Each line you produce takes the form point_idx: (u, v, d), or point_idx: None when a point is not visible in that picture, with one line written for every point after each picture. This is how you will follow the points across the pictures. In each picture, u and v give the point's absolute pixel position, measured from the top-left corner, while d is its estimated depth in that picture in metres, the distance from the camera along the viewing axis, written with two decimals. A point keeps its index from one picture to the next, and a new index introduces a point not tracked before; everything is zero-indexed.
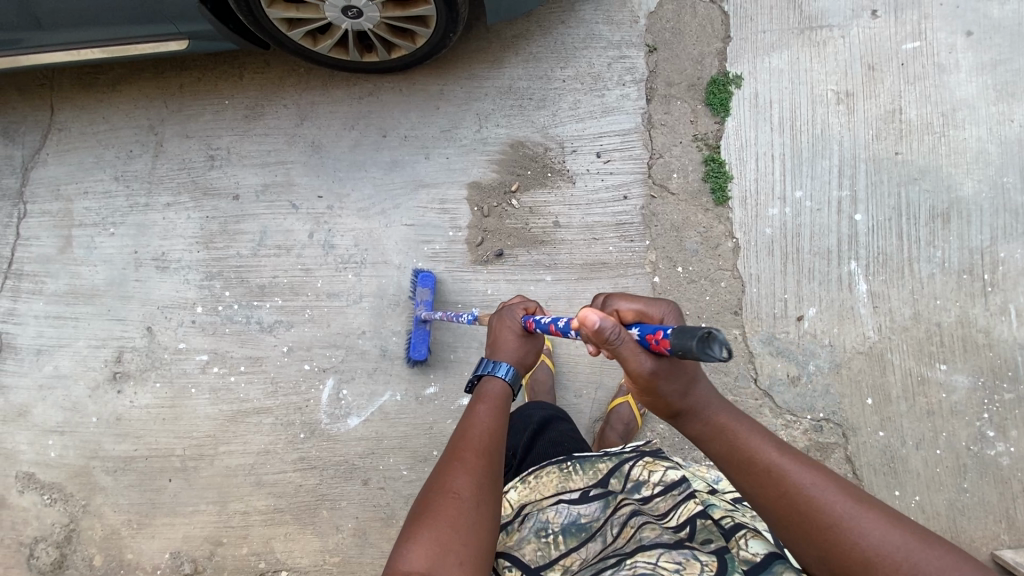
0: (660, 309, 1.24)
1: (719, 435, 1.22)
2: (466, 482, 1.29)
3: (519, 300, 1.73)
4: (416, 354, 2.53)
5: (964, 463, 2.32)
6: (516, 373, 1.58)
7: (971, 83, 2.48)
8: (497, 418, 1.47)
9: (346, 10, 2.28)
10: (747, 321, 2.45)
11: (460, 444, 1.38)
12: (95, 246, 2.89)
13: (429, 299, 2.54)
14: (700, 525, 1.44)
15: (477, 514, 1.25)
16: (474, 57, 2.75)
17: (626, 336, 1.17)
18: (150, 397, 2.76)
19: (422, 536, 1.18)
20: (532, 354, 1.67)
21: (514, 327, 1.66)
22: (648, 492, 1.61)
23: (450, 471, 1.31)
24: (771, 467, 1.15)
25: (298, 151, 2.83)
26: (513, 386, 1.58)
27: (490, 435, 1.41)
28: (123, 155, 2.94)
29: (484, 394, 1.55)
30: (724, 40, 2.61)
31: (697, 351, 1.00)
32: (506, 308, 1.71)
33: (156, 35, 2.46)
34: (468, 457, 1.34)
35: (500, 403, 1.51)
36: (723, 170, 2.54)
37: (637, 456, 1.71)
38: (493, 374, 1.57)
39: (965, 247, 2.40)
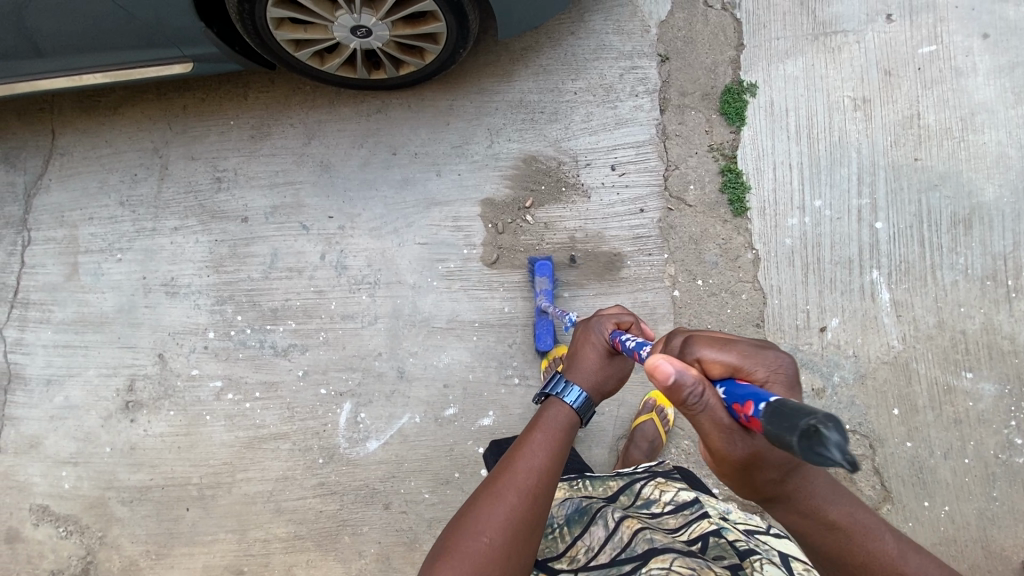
0: (763, 368, 1.11)
1: (832, 531, 1.18)
2: (501, 526, 1.24)
3: (615, 311, 1.60)
4: (542, 344, 2.49)
5: (993, 471, 2.31)
6: (585, 400, 1.46)
7: (989, 86, 2.46)
8: (550, 456, 1.36)
9: (355, 30, 2.22)
10: (770, 333, 2.42)
11: (503, 480, 1.31)
12: (102, 272, 2.83)
13: (549, 288, 2.48)
14: (712, 541, 1.53)
15: (505, 564, 1.21)
16: (483, 71, 2.71)
17: (709, 402, 1.07)
18: (164, 425, 2.71)
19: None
20: (614, 379, 1.55)
21: (599, 344, 1.54)
22: (658, 508, 1.74)
23: (487, 509, 1.26)
24: (893, 570, 1.15)
25: (307, 170, 2.79)
26: (582, 415, 1.46)
27: (538, 476, 1.32)
28: (127, 179, 2.88)
29: (544, 421, 1.45)
30: (737, 48, 2.58)
31: (800, 449, 0.80)
32: (595, 319, 1.59)
33: (160, 59, 2.39)
34: (509, 498, 1.27)
35: (558, 437, 1.40)
36: (741, 181, 2.51)
37: (650, 477, 1.88)
38: (562, 398, 1.45)
39: (988, 253, 2.39)
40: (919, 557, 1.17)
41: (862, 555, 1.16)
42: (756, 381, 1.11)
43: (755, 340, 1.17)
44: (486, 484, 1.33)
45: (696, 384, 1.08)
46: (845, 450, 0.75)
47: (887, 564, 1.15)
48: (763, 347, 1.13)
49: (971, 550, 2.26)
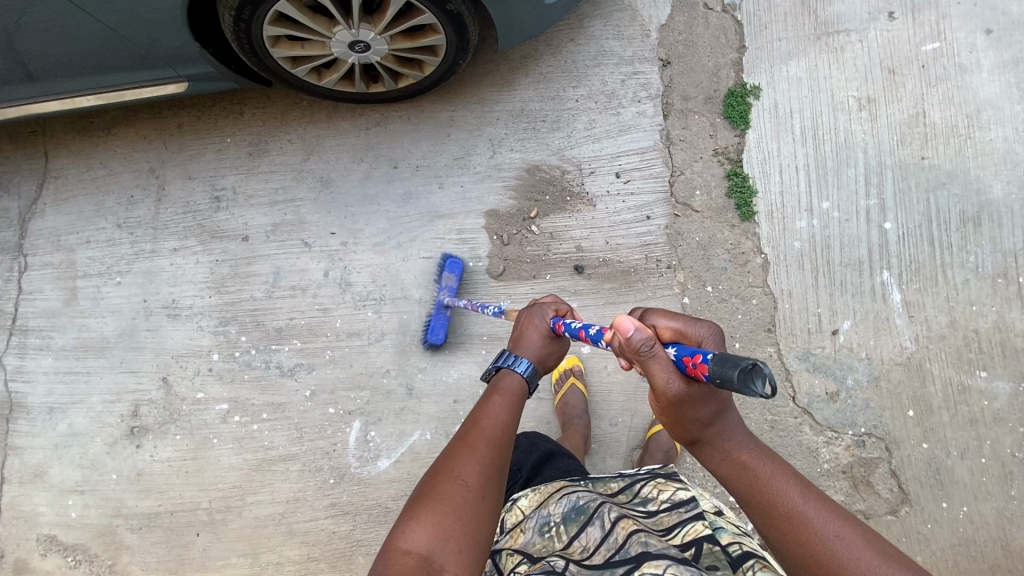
0: (700, 331, 1.21)
1: (743, 472, 1.22)
2: (475, 469, 1.24)
3: (552, 300, 1.65)
4: (433, 337, 2.51)
5: (1010, 470, 2.29)
6: (534, 370, 1.48)
7: (994, 82, 2.47)
8: (514, 412, 1.39)
9: (353, 45, 2.18)
10: (782, 338, 2.40)
11: (473, 430, 1.32)
12: (102, 296, 2.79)
13: (454, 285, 2.53)
14: (706, 547, 1.37)
15: (482, 510, 1.21)
16: (484, 80, 2.69)
17: (657, 354, 1.17)
18: (171, 450, 2.67)
19: (423, 520, 1.16)
20: (554, 359, 1.59)
21: (542, 326, 1.57)
22: (654, 507, 1.57)
23: (459, 455, 1.26)
24: (794, 513, 1.14)
25: (308, 186, 2.75)
26: (531, 383, 1.48)
27: (504, 429, 1.33)
28: (124, 200, 2.83)
29: (500, 386, 1.45)
30: (739, 50, 2.56)
31: (737, 382, 0.97)
32: (536, 305, 1.63)
33: (155, 79, 2.33)
34: (481, 446, 1.28)
35: (517, 397, 1.43)
36: (747, 185, 2.49)
37: (651, 477, 1.70)
38: (512, 367, 1.47)
39: (998, 250, 2.38)
40: (824, 509, 1.14)
41: (767, 497, 1.18)
42: (698, 341, 1.21)
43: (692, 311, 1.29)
44: (455, 438, 1.32)
45: (646, 338, 1.18)
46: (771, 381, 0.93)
47: (789, 507, 1.15)
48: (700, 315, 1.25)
49: (991, 550, 2.24)
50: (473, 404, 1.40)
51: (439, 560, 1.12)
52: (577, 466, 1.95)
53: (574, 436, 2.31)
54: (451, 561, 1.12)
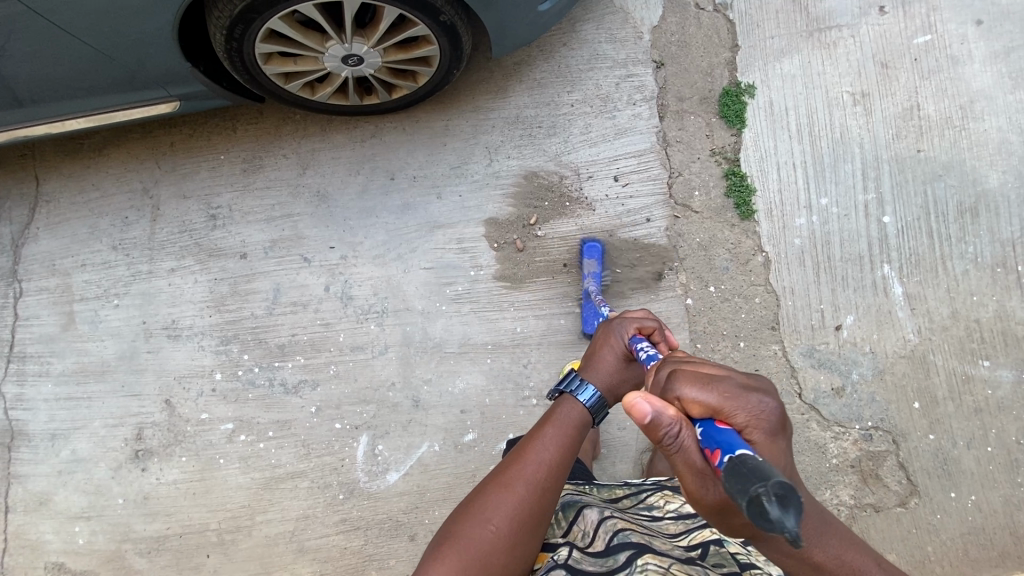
0: (739, 414, 1.08)
1: (816, 571, 1.09)
2: (507, 515, 1.29)
3: (638, 317, 1.62)
4: (589, 329, 2.45)
5: (1016, 458, 2.31)
6: (598, 401, 1.51)
7: (986, 72, 2.49)
8: (558, 453, 1.40)
9: (346, 59, 2.16)
10: (786, 335, 2.41)
11: (512, 471, 1.36)
12: (100, 319, 2.76)
13: (598, 271, 2.43)
14: (713, 549, 1.35)
15: (508, 551, 1.27)
16: (478, 88, 2.68)
17: (682, 443, 1.07)
18: (177, 472, 2.64)
19: (448, 561, 1.23)
20: (630, 383, 1.59)
21: (617, 348, 1.58)
22: (659, 513, 1.56)
23: (494, 497, 1.32)
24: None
25: (304, 201, 2.73)
26: (594, 414, 1.50)
27: (547, 471, 1.36)
28: (118, 222, 2.80)
29: (556, 417, 1.49)
30: (732, 49, 2.57)
31: (748, 512, 0.85)
32: (617, 322, 1.62)
33: (146, 100, 2.29)
34: (517, 490, 1.32)
35: (569, 435, 1.45)
36: (746, 184, 2.49)
37: (657, 488, 1.69)
38: (574, 395, 1.51)
39: (996, 239, 2.40)
40: None
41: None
42: (735, 424, 1.08)
43: (739, 380, 1.13)
44: (494, 475, 1.38)
45: (670, 426, 1.07)
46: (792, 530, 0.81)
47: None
48: (746, 391, 1.10)
49: (1000, 538, 2.27)
50: (524, 436, 1.46)
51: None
52: (588, 472, 1.96)
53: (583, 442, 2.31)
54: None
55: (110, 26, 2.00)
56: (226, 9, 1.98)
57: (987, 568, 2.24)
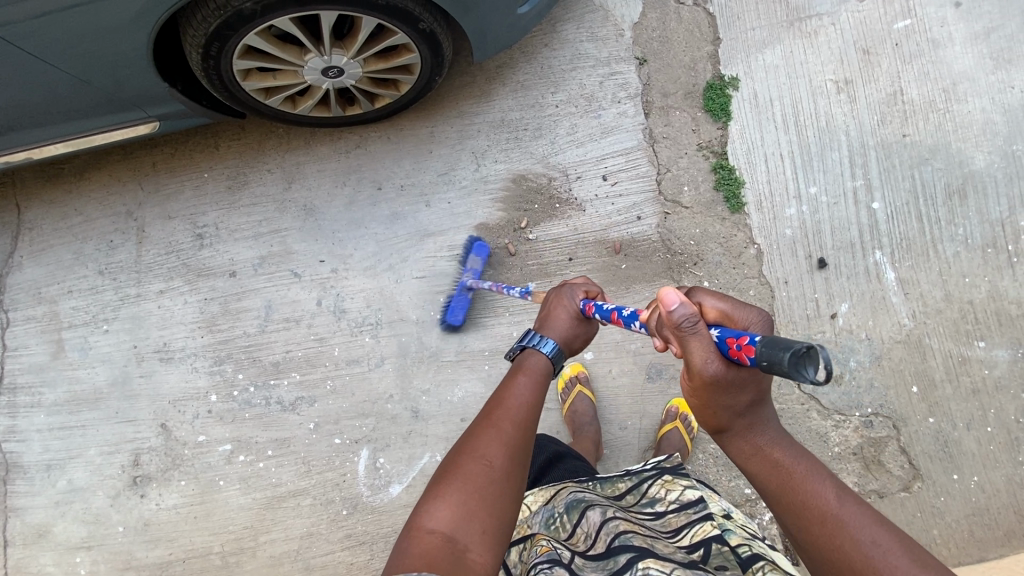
0: (747, 315, 1.21)
1: (775, 470, 1.22)
2: (499, 450, 1.24)
3: (582, 282, 1.68)
4: (452, 318, 2.52)
5: (1015, 436, 2.32)
6: (560, 351, 1.51)
7: (967, 54, 2.51)
8: (537, 392, 1.39)
9: (326, 71, 2.14)
10: (781, 326, 2.40)
11: (496, 412, 1.32)
12: (90, 346, 2.71)
13: (479, 268, 2.52)
14: (715, 548, 1.33)
15: (507, 485, 1.21)
16: (461, 93, 2.66)
17: (700, 329, 1.16)
18: (177, 496, 2.60)
19: (447, 499, 1.16)
20: (579, 339, 1.61)
21: (570, 307, 1.60)
22: (662, 507, 1.51)
23: (482, 436, 1.27)
24: (826, 512, 1.13)
25: (292, 216, 2.70)
26: (556, 365, 1.50)
27: (530, 408, 1.34)
28: (103, 246, 2.76)
29: (526, 367, 1.47)
30: (714, 43, 2.57)
31: (790, 363, 0.96)
32: (566, 287, 1.66)
33: (124, 122, 2.24)
34: (504, 427, 1.29)
35: (542, 378, 1.44)
36: (734, 177, 2.49)
37: (658, 474, 1.62)
38: (538, 347, 1.49)
39: (985, 220, 2.41)
40: (863, 514, 1.11)
41: (798, 495, 1.17)
42: (744, 326, 1.21)
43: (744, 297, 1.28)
44: (480, 417, 1.33)
45: (692, 311, 1.16)
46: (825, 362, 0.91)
47: (820, 506, 1.14)
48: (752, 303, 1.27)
49: (1004, 516, 2.28)
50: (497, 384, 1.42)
51: (462, 539, 1.11)
52: (591, 469, 1.93)
53: (585, 442, 2.29)
54: (475, 542, 1.12)
55: (83, 49, 1.94)
56: (201, 27, 1.94)
57: (993, 548, 2.25)
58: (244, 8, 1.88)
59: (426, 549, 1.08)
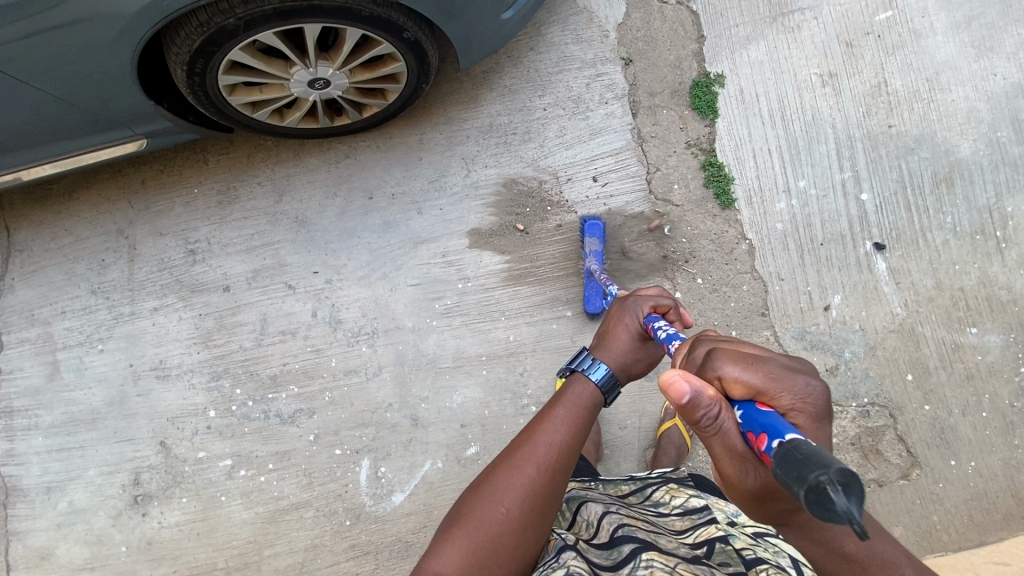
0: (783, 394, 1.06)
1: (848, 564, 1.12)
2: (516, 498, 1.25)
3: (653, 294, 1.58)
4: (592, 307, 2.47)
5: (1011, 421, 2.34)
6: (610, 378, 1.44)
7: (949, 43, 2.53)
8: (569, 435, 1.34)
9: (313, 83, 2.13)
10: (776, 320, 2.42)
11: (524, 451, 1.31)
12: (85, 366, 2.70)
13: (599, 249, 2.42)
14: (719, 547, 1.32)
15: (519, 535, 1.24)
16: (449, 100, 2.67)
17: (721, 424, 1.06)
18: (179, 514, 2.59)
19: (456, 545, 1.21)
20: (641, 364, 1.55)
21: (632, 327, 1.54)
22: (665, 510, 1.52)
23: (502, 479, 1.28)
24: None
25: (284, 228, 2.69)
26: (605, 394, 1.44)
27: (558, 453, 1.31)
28: (95, 265, 2.75)
29: (567, 396, 1.42)
30: (699, 41, 2.58)
31: (807, 502, 0.83)
32: (632, 300, 1.58)
33: (112, 140, 2.22)
34: (527, 470, 1.28)
35: (579, 416, 1.38)
36: (724, 173, 2.50)
37: (664, 482, 1.64)
38: (585, 374, 1.43)
39: (973, 207, 2.43)
40: None
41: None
42: (778, 408, 1.05)
43: (781, 360, 1.10)
44: (504, 454, 1.33)
45: (710, 406, 1.05)
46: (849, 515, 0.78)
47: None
48: (792, 372, 1.07)
49: (1002, 500, 2.30)
50: (534, 415, 1.39)
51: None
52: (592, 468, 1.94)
53: (586, 443, 2.30)
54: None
55: (68, 69, 1.92)
56: (185, 44, 1.93)
57: (993, 532, 2.27)
58: (227, 24, 1.88)
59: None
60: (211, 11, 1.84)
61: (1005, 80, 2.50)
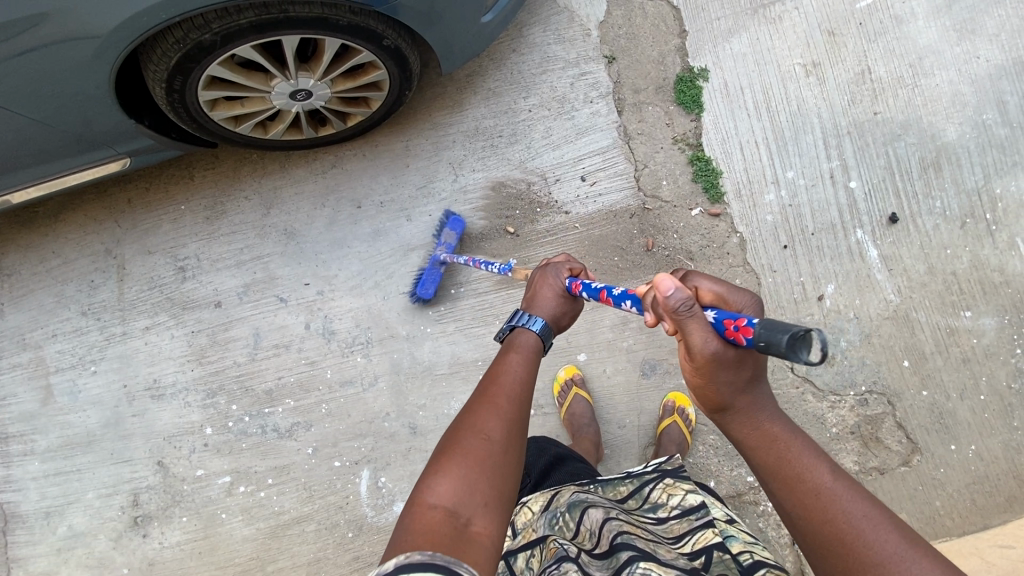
0: (741, 299, 1.20)
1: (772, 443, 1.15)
2: (497, 425, 1.19)
3: (565, 260, 1.67)
4: (423, 291, 2.50)
5: (1009, 402, 2.34)
6: (546, 327, 1.49)
7: (930, 28, 2.53)
8: (529, 371, 1.36)
9: (295, 94, 2.12)
10: (770, 312, 2.41)
11: (492, 389, 1.28)
12: (79, 389, 2.68)
13: (454, 242, 2.52)
14: (716, 556, 1.32)
15: (506, 459, 1.15)
16: (434, 105, 2.65)
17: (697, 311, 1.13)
18: (180, 533, 2.57)
19: (451, 474, 1.09)
20: (567, 318, 1.60)
21: (557, 285, 1.59)
22: (664, 513, 1.51)
23: (479, 411, 1.22)
24: (820, 488, 1.08)
25: (273, 241, 2.68)
26: (544, 341, 1.48)
27: (523, 385, 1.31)
28: (85, 287, 2.72)
29: (516, 344, 1.44)
30: (681, 36, 2.58)
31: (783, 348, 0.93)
32: (551, 265, 1.65)
33: (94, 161, 2.19)
34: (500, 401, 1.24)
35: (533, 358, 1.41)
36: (711, 167, 2.49)
37: (659, 477, 1.62)
38: (526, 326, 1.48)
39: (962, 191, 2.43)
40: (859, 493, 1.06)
41: (794, 469, 1.11)
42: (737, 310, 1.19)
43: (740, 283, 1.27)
44: (475, 394, 1.29)
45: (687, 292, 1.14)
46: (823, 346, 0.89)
47: (818, 483, 1.08)
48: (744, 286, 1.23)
49: (1004, 483, 2.30)
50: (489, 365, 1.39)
51: (464, 513, 1.04)
52: (591, 470, 1.92)
53: (585, 444, 2.28)
54: (478, 514, 1.05)
55: (48, 91, 1.89)
56: (162, 62, 1.90)
57: (996, 515, 2.27)
58: (204, 39, 1.86)
59: (429, 524, 1.01)
60: (187, 27, 1.82)
61: (988, 62, 2.50)
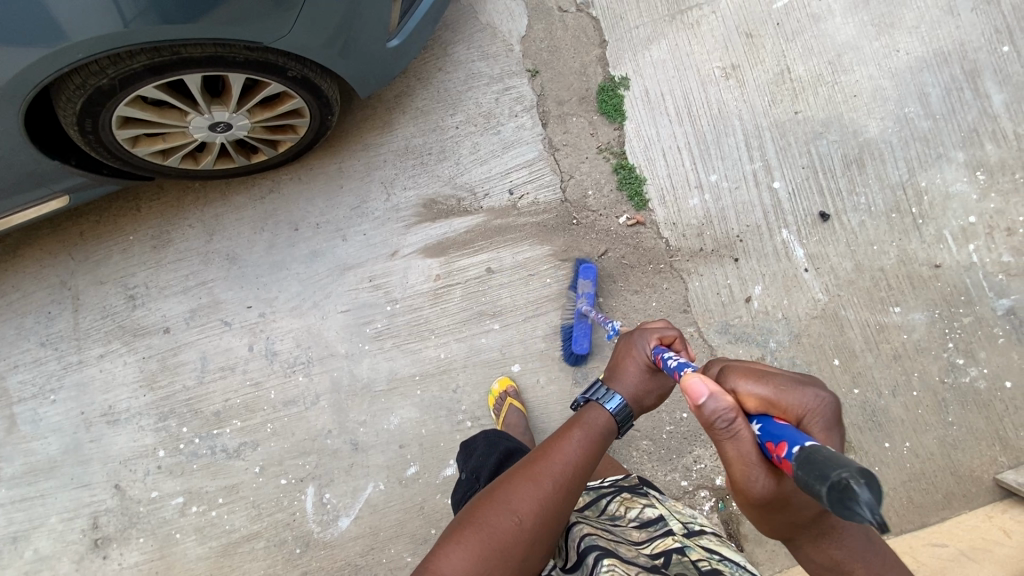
0: (794, 405, 1.14)
1: None
2: (533, 508, 1.30)
3: (658, 328, 1.58)
4: (579, 348, 2.46)
5: (942, 398, 2.31)
6: (624, 409, 1.48)
7: (848, 25, 2.54)
8: (586, 455, 1.40)
9: (214, 126, 2.19)
10: (698, 316, 2.41)
11: (539, 466, 1.36)
12: (40, 417, 2.75)
13: (591, 291, 2.41)
14: (675, 558, 1.37)
15: (529, 546, 1.27)
16: (365, 127, 2.71)
17: (738, 431, 1.12)
18: (138, 554, 2.64)
19: (467, 547, 1.24)
20: (652, 395, 1.56)
21: (641, 360, 1.54)
22: (621, 523, 1.55)
23: (521, 488, 1.32)
24: None
25: (216, 267, 2.76)
26: (619, 424, 1.47)
27: (575, 470, 1.37)
28: (43, 318, 2.80)
29: (582, 420, 1.47)
30: (601, 46, 2.61)
31: (830, 500, 0.87)
32: (638, 334, 1.58)
33: (31, 201, 2.24)
34: (544, 485, 1.33)
35: (594, 439, 1.43)
36: (635, 175, 2.51)
37: (617, 491, 1.68)
38: (602, 403, 1.48)
39: (886, 186, 2.42)
40: None
41: None
42: (792, 418, 1.13)
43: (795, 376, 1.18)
44: (521, 465, 1.38)
45: (728, 410, 1.11)
46: (869, 508, 0.80)
47: None
48: (802, 384, 1.15)
49: (942, 479, 2.27)
50: (550, 434, 1.44)
51: None
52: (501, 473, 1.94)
53: None
54: None
55: None
56: (68, 107, 1.99)
57: (935, 512, 2.24)
58: (104, 84, 1.94)
59: None
60: (84, 74, 1.90)
61: (908, 55, 2.49)
